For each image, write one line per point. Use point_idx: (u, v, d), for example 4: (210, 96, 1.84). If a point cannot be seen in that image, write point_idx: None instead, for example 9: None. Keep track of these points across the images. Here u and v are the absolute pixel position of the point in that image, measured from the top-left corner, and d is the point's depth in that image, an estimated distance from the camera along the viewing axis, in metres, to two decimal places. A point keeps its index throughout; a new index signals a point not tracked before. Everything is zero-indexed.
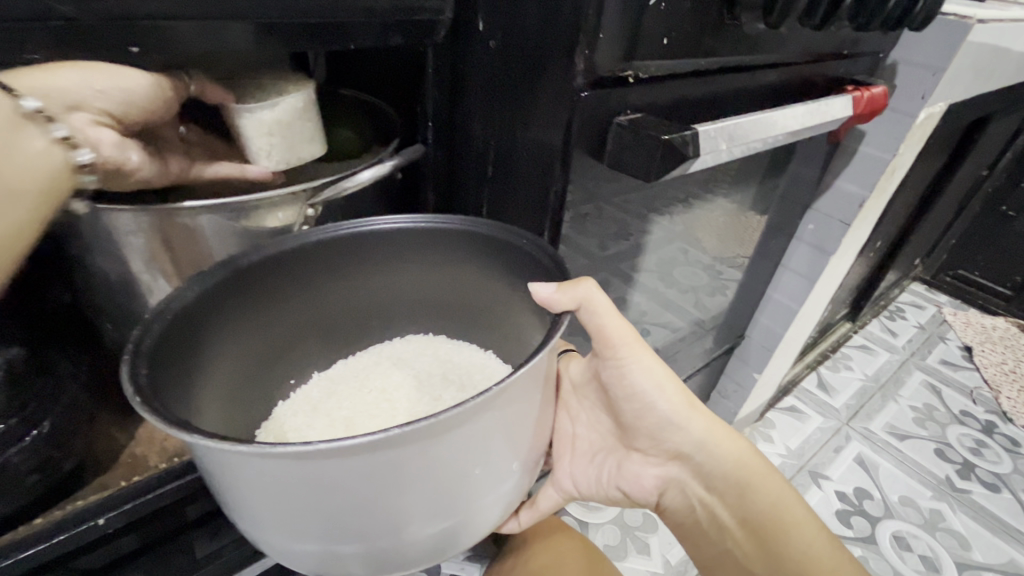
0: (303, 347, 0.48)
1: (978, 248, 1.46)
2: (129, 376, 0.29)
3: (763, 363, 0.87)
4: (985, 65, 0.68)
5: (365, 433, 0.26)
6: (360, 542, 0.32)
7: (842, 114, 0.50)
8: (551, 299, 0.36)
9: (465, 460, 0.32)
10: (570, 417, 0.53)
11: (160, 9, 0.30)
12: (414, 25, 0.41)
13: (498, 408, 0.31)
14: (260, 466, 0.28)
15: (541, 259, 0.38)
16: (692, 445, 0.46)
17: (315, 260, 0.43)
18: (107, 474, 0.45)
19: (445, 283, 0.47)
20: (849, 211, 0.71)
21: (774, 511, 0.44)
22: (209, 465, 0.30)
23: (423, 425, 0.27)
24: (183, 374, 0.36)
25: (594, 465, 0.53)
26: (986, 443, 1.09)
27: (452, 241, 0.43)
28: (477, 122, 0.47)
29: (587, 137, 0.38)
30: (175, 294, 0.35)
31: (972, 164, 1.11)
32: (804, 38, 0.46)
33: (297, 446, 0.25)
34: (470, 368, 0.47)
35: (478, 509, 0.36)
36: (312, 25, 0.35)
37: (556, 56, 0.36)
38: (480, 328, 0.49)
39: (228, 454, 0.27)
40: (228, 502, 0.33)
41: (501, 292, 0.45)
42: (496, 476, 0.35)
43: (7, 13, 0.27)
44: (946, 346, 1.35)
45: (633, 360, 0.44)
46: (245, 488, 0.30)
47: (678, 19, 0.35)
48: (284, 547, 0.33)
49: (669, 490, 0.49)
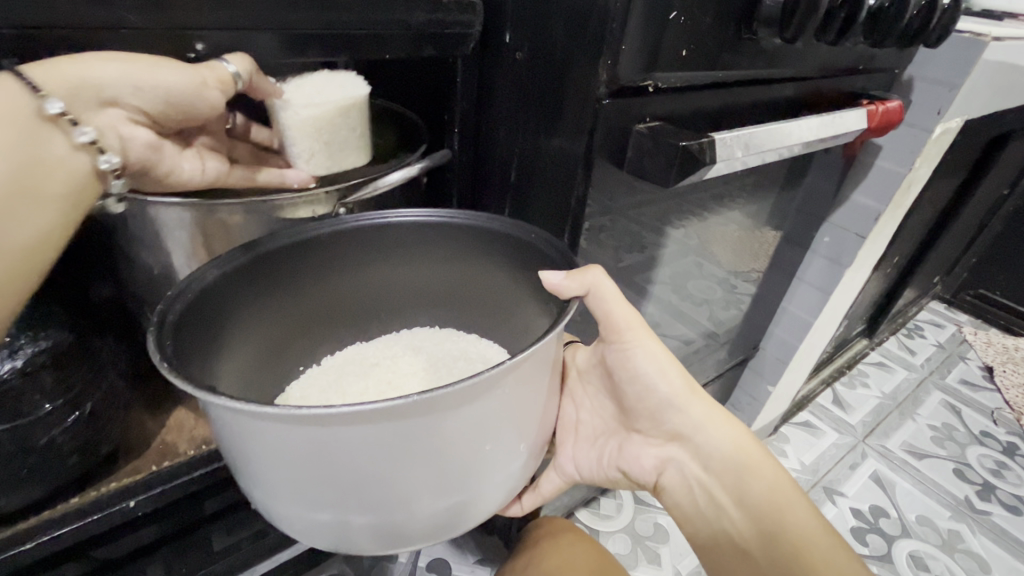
0: (312, 331, 0.49)
1: (999, 267, 1.45)
2: (155, 347, 0.31)
3: (777, 375, 0.87)
4: (1003, 82, 0.69)
5: (386, 399, 0.28)
6: (373, 511, 0.34)
7: (857, 127, 0.51)
8: (559, 286, 0.38)
9: (476, 435, 0.33)
10: (575, 405, 0.54)
11: (218, 20, 0.33)
12: (445, 38, 0.43)
13: (507, 388, 0.33)
14: (281, 431, 0.29)
15: (551, 252, 0.40)
16: (691, 427, 0.47)
17: (332, 248, 0.45)
18: (140, 459, 0.47)
19: (453, 276, 0.49)
20: (864, 224, 0.71)
21: (772, 496, 0.45)
22: (228, 432, 0.32)
23: (439, 395, 0.29)
24: (202, 350, 0.37)
25: (596, 449, 0.54)
26: (1007, 464, 1.07)
27: (463, 233, 0.45)
28: (504, 130, 0.49)
29: (609, 144, 0.40)
30: (198, 274, 0.37)
31: (992, 181, 1.10)
32: (820, 54, 0.48)
33: (319, 409, 0.27)
34: (474, 356, 0.48)
35: (485, 488, 0.37)
36: (346, 37, 0.38)
37: (579, 68, 0.38)
38: (487, 320, 0.51)
39: (250, 419, 0.29)
40: (245, 472, 0.34)
41: (508, 285, 0.46)
42: (503, 456, 0.36)
43: (85, 19, 0.30)
44: (966, 365, 1.33)
45: (636, 344, 0.45)
46: (265, 454, 0.31)
47: (697, 33, 0.36)
48: (299, 518, 0.35)
49: (666, 471, 0.50)
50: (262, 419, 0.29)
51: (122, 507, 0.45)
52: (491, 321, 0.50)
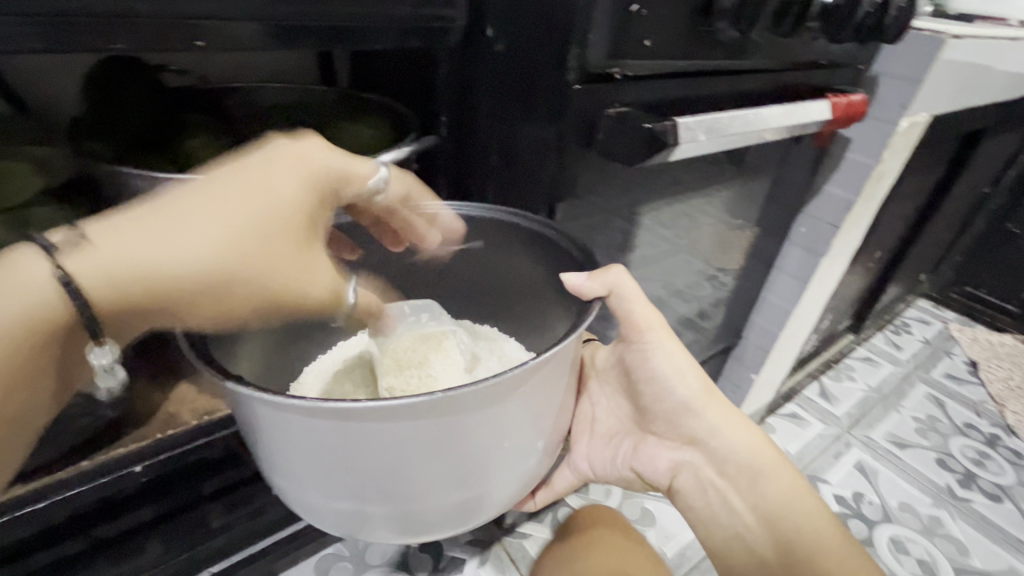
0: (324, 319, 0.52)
1: (984, 264, 1.48)
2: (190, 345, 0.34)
3: (759, 362, 0.90)
4: (966, 79, 0.73)
5: (410, 396, 0.30)
6: (392, 500, 0.37)
7: (819, 116, 0.54)
8: (582, 286, 0.41)
9: (493, 433, 0.36)
10: (591, 402, 0.58)
11: (221, 11, 0.36)
12: (430, 31, 0.46)
13: (527, 390, 0.35)
14: (311, 425, 0.32)
15: (571, 252, 0.43)
16: (706, 431, 0.50)
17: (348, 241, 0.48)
18: (143, 428, 0.48)
19: (468, 265, 0.52)
20: (837, 214, 0.75)
21: (788, 498, 0.48)
22: (260, 424, 0.35)
23: (457, 395, 0.31)
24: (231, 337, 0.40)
25: (610, 447, 0.58)
26: (989, 454, 1.09)
27: (483, 231, 0.48)
28: (486, 119, 0.51)
29: (580, 128, 0.43)
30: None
31: (971, 177, 1.14)
32: (781, 49, 0.51)
33: (346, 404, 0.30)
34: (495, 352, 0.50)
35: (498, 482, 0.40)
36: (339, 29, 0.41)
37: (550, 57, 0.41)
38: (506, 313, 0.54)
39: (284, 413, 0.32)
40: (276, 461, 0.37)
41: (528, 281, 0.49)
42: (515, 453, 0.39)
43: (99, 7, 0.32)
44: (951, 360, 1.35)
45: (657, 345, 0.48)
46: (297, 445, 0.34)
47: (657, 25, 0.40)
48: (322, 503, 0.38)
49: (680, 473, 0.53)
50: (294, 410, 0.31)
51: (129, 472, 0.47)
52: (510, 313, 0.54)
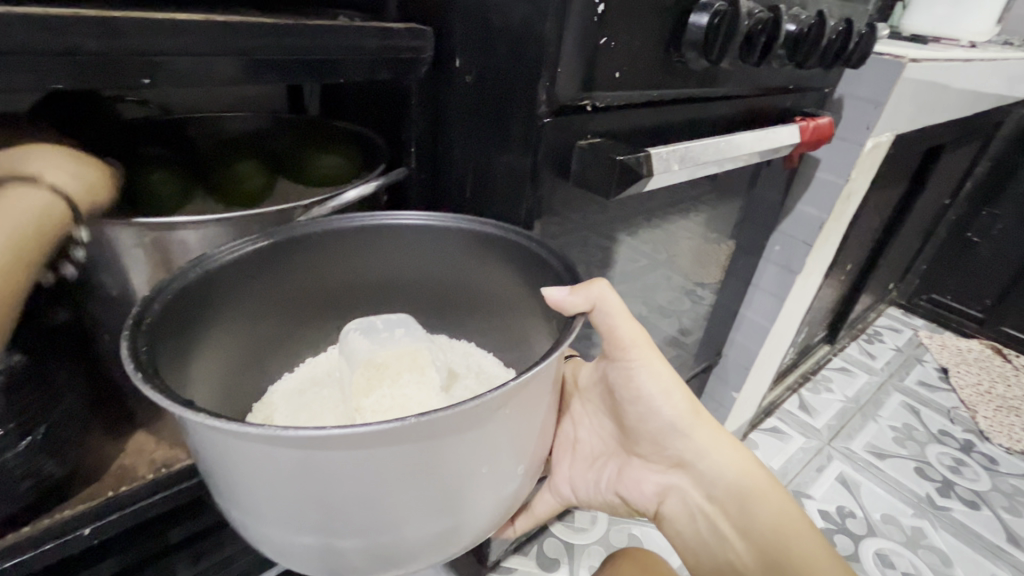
0: (284, 334, 0.46)
1: (948, 272, 1.53)
2: (130, 352, 0.28)
3: (740, 380, 0.90)
4: (925, 99, 0.75)
5: (381, 421, 0.25)
6: (364, 534, 0.31)
7: (790, 140, 0.55)
8: (563, 301, 0.36)
9: (476, 457, 0.31)
10: (574, 423, 0.56)
11: (173, 46, 0.33)
12: (398, 62, 0.45)
13: (509, 409, 0.31)
14: (271, 454, 0.27)
15: (551, 263, 0.38)
16: (693, 453, 0.49)
17: (316, 250, 0.42)
18: (95, 485, 0.44)
19: (449, 275, 0.46)
20: (810, 232, 0.76)
21: (781, 521, 0.45)
22: (210, 453, 0.29)
23: (438, 419, 0.27)
24: (178, 345, 0.34)
25: (594, 470, 0.56)
26: (965, 461, 1.11)
27: (458, 240, 0.43)
28: (457, 149, 0.50)
29: (552, 159, 0.42)
30: (178, 274, 0.34)
31: (932, 191, 1.17)
32: (750, 76, 0.52)
33: (310, 430, 0.25)
34: (473, 369, 0.46)
35: (482, 510, 0.35)
36: (312, 64, 0.40)
37: (521, 89, 0.40)
38: (488, 324, 0.47)
39: (236, 439, 0.27)
40: (229, 493, 0.32)
41: (511, 293, 0.44)
42: (499, 479, 0.34)
43: (37, 47, 0.29)
44: (923, 367, 1.38)
45: (641, 363, 0.46)
46: (247, 476, 0.29)
47: (628, 55, 0.39)
48: (282, 538, 0.32)
49: (668, 498, 0.51)
50: (245, 438, 0.26)
51: (76, 535, 0.42)
52: (487, 330, 0.48)
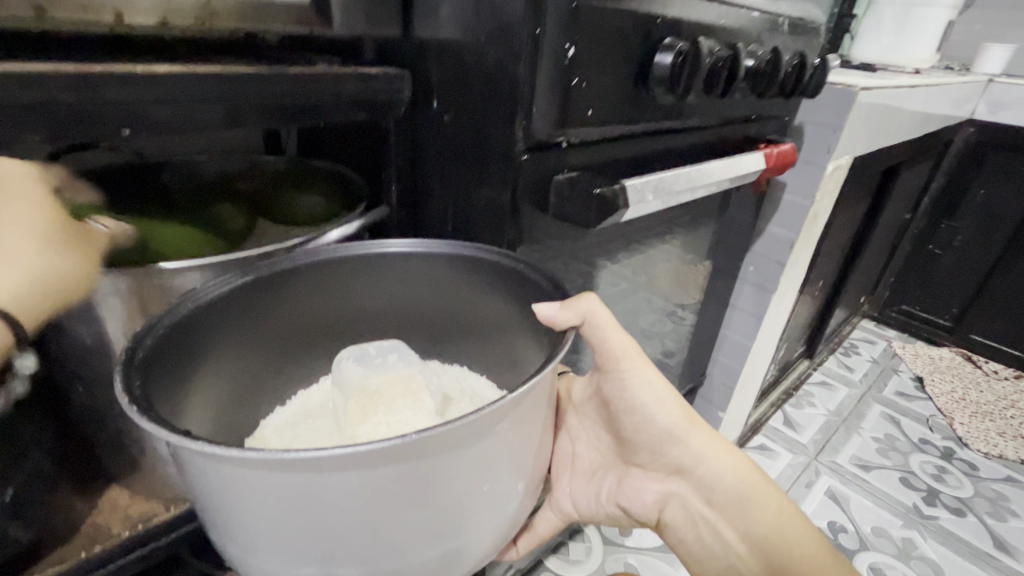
0: (278, 365, 0.45)
1: (915, 284, 1.59)
2: (123, 385, 0.28)
3: (725, 400, 0.91)
4: (878, 124, 0.80)
5: (382, 439, 0.25)
6: (365, 561, 0.30)
7: (756, 166, 0.57)
8: (555, 317, 0.36)
9: (476, 475, 0.31)
10: (571, 438, 0.56)
11: (152, 96, 0.34)
12: (376, 103, 0.46)
13: (507, 425, 0.31)
14: (270, 481, 0.26)
15: (541, 282, 0.39)
16: (691, 459, 0.49)
17: (306, 280, 0.42)
18: (64, 548, 0.42)
19: (441, 299, 0.46)
20: (781, 252, 0.78)
21: (780, 523, 0.47)
22: (206, 484, 0.28)
23: (437, 435, 0.27)
24: (170, 378, 0.34)
25: (594, 483, 0.55)
26: (947, 468, 1.13)
27: (448, 264, 0.43)
28: (436, 185, 0.51)
29: (531, 193, 0.43)
30: (169, 309, 0.34)
31: (894, 208, 1.23)
32: (715, 108, 0.54)
33: (311, 452, 0.24)
34: (467, 392, 0.45)
35: (484, 531, 0.34)
36: (290, 108, 0.41)
37: (498, 128, 0.41)
38: (483, 347, 0.47)
39: (233, 468, 0.26)
40: (223, 527, 0.30)
41: (502, 314, 0.44)
42: (499, 498, 0.34)
43: (12, 102, 0.29)
44: (899, 377, 1.42)
45: (634, 373, 0.46)
46: (246, 510, 0.28)
47: (599, 93, 0.41)
48: (279, 572, 0.31)
49: (669, 506, 0.51)
50: (243, 467, 0.26)
51: None
52: (481, 354, 0.47)
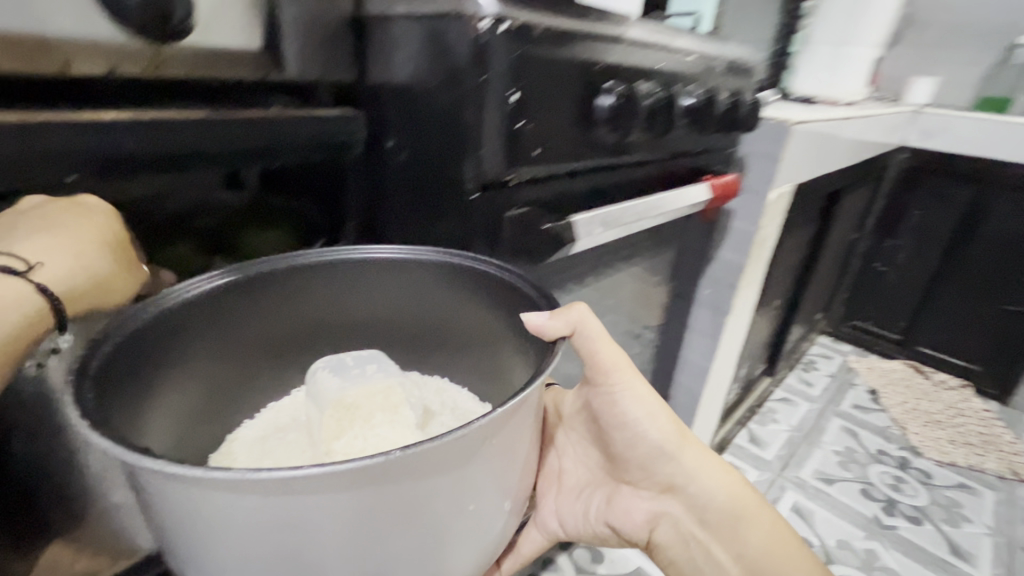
0: (247, 381, 0.44)
1: (865, 300, 1.67)
2: (74, 399, 0.25)
3: (690, 421, 0.93)
4: (815, 154, 0.85)
5: (365, 456, 0.24)
6: None
7: (700, 198, 0.61)
8: (544, 326, 0.36)
9: (461, 493, 0.30)
10: (558, 453, 0.57)
11: (101, 140, 0.35)
12: (331, 145, 0.48)
13: (496, 440, 0.30)
14: (241, 501, 0.25)
15: (526, 289, 0.38)
16: (683, 477, 0.49)
17: (279, 285, 0.42)
18: None
19: (420, 307, 0.46)
20: (733, 275, 0.82)
21: (772, 544, 0.47)
22: (171, 507, 0.27)
23: (425, 451, 0.25)
24: (128, 387, 0.32)
25: (582, 500, 0.56)
26: (903, 478, 1.17)
27: (427, 271, 0.43)
28: (393, 223, 0.52)
29: (485, 228, 0.44)
30: (132, 312, 0.33)
31: (839, 230, 1.30)
32: (659, 143, 0.57)
33: (286, 472, 0.23)
34: (446, 406, 0.45)
35: (469, 549, 0.34)
36: (243, 151, 0.42)
37: (450, 168, 0.43)
38: (465, 355, 0.47)
39: (199, 489, 0.24)
40: (193, 555, 0.29)
41: (484, 323, 0.44)
42: (484, 516, 0.33)
43: None
44: (855, 391, 1.47)
45: (624, 388, 0.47)
46: (216, 534, 0.27)
47: (546, 133, 0.43)
48: None
49: (659, 526, 0.51)
50: (211, 489, 0.24)
51: None
52: (465, 365, 0.47)
